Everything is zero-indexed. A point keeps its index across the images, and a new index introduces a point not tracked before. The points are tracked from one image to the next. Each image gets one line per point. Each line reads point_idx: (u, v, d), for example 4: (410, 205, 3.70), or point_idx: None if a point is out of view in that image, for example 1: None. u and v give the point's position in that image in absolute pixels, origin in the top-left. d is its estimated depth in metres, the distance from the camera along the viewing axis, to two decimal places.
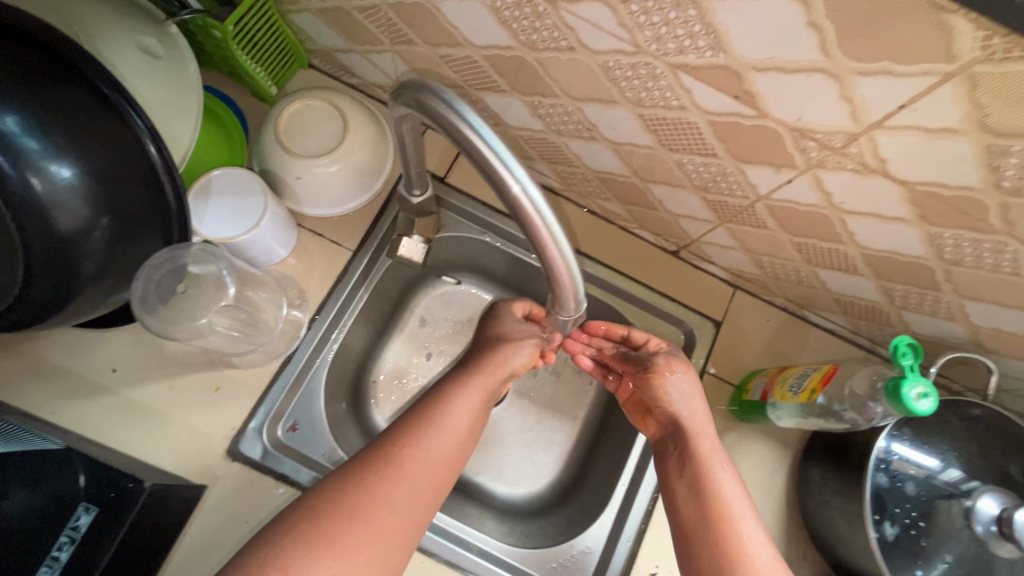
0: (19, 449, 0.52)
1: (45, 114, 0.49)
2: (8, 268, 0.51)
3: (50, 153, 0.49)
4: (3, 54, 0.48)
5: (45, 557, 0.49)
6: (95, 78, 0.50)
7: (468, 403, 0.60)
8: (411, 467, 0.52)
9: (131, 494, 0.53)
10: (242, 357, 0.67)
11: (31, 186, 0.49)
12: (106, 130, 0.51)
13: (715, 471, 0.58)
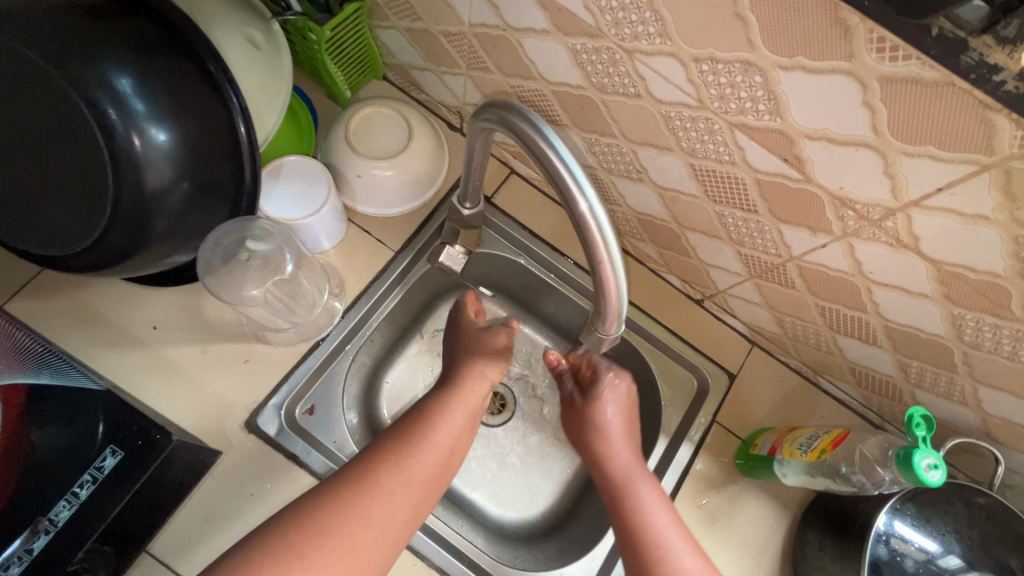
0: (63, 384, 0.55)
1: (157, 82, 0.54)
2: (94, 216, 0.55)
3: (154, 117, 0.54)
4: (133, 25, 0.53)
5: (66, 491, 0.52)
6: (208, 58, 0.55)
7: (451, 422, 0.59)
8: (392, 484, 0.51)
9: (156, 445, 0.55)
10: (276, 333, 0.70)
11: (132, 145, 0.54)
12: (206, 105, 0.55)
13: (631, 485, 0.64)
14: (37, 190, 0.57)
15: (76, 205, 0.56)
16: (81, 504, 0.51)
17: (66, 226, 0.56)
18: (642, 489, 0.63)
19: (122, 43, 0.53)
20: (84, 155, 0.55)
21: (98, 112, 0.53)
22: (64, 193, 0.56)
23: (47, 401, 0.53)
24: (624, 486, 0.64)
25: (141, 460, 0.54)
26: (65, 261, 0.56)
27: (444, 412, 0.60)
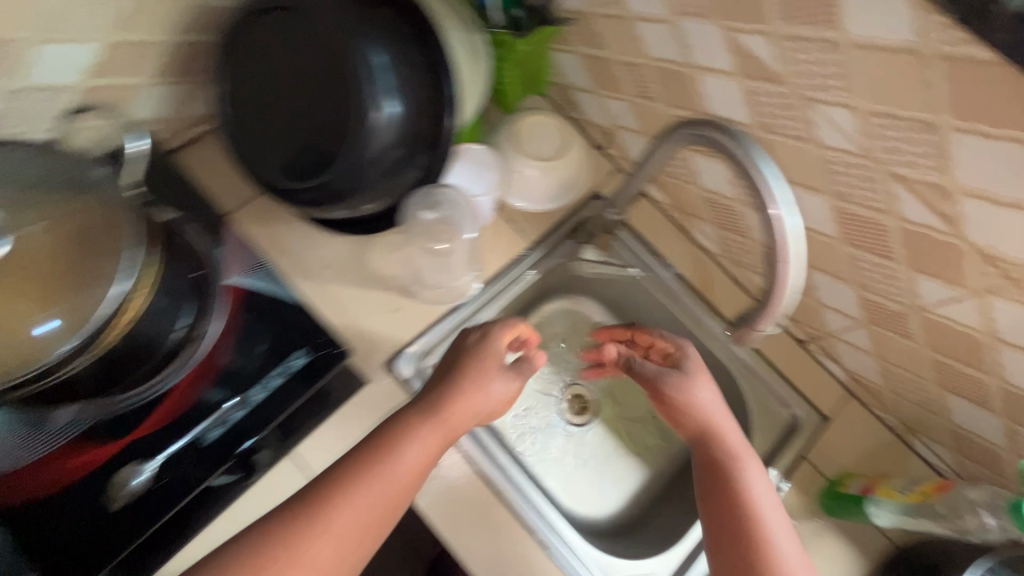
0: (272, 292, 0.68)
1: (394, 62, 0.66)
2: (317, 161, 0.67)
3: (388, 90, 0.65)
4: (388, 20, 0.67)
5: (264, 376, 0.65)
6: (434, 53, 0.68)
7: (423, 445, 0.59)
8: (341, 513, 0.53)
9: (331, 357, 0.67)
10: (424, 290, 0.81)
11: (368, 109, 0.65)
12: (425, 90, 0.68)
13: (747, 480, 0.64)
14: (274, 134, 0.69)
15: (308, 153, 0.67)
16: (272, 389, 0.65)
17: (294, 169, 0.68)
18: (750, 481, 0.64)
19: (379, 32, 0.66)
20: (324, 113, 0.66)
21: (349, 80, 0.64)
22: (299, 140, 0.68)
23: (260, 302, 0.67)
24: (734, 483, 0.64)
25: (323, 365, 0.66)
26: (287, 194, 0.68)
27: (419, 426, 0.60)
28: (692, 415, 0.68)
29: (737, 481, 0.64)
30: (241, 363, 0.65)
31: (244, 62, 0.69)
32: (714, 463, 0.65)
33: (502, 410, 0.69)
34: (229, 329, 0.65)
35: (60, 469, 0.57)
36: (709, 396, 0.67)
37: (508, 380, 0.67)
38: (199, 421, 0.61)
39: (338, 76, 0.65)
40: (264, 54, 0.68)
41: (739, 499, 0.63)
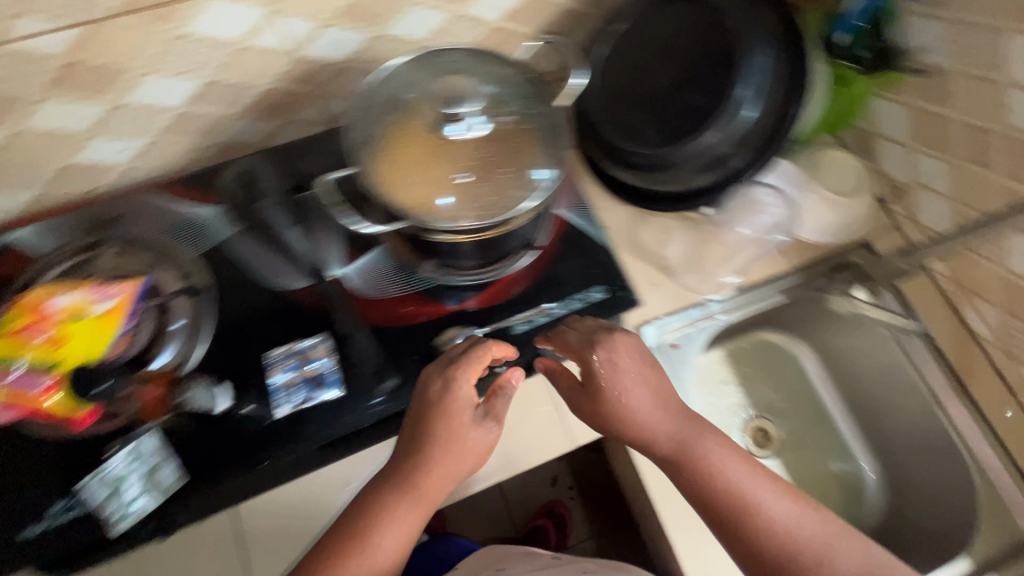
0: (588, 229, 0.76)
1: (772, 69, 0.73)
2: (667, 135, 0.78)
3: (751, 93, 0.73)
4: (778, 31, 0.74)
5: (567, 297, 0.71)
6: (801, 73, 0.73)
7: (433, 464, 0.55)
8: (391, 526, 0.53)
9: (624, 302, 0.71)
10: (684, 277, 0.86)
11: (727, 104, 0.74)
12: (777, 102, 0.74)
13: (713, 471, 0.55)
14: (635, 97, 0.81)
15: (658, 123, 0.79)
16: (571, 310, 0.71)
17: (641, 131, 0.80)
18: (667, 457, 0.56)
19: (766, 42, 0.73)
20: (689, 96, 0.77)
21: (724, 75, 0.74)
22: (655, 110, 0.79)
23: (575, 235, 0.75)
24: (698, 469, 0.55)
25: (619, 303, 0.71)
26: (624, 149, 0.81)
27: (424, 433, 0.56)
28: (632, 419, 0.57)
29: (693, 457, 0.55)
30: (548, 281, 0.72)
31: (637, 37, 0.82)
32: (664, 440, 0.56)
33: (499, 430, 0.59)
34: (552, 249, 0.74)
35: (405, 311, 0.69)
36: (641, 396, 0.58)
37: (476, 411, 0.57)
38: (513, 314, 0.70)
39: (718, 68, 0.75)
40: (650, 44, 0.81)
41: (661, 445, 0.57)
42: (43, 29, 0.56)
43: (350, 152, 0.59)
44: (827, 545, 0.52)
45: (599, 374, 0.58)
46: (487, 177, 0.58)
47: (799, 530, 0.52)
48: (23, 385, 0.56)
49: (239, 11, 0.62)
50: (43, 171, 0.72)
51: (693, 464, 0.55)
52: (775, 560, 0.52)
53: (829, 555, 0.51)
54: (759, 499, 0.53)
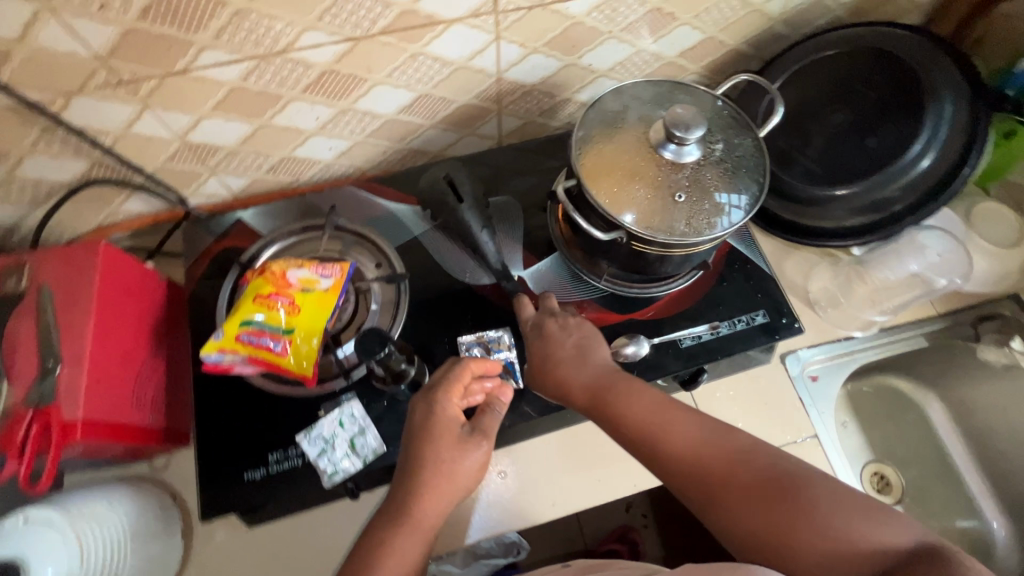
0: (751, 255, 0.79)
1: (946, 124, 0.76)
2: (831, 174, 0.81)
3: (925, 146, 0.77)
4: (963, 93, 0.77)
5: (732, 317, 0.74)
6: (981, 134, 0.75)
7: (443, 456, 0.58)
8: (424, 504, 0.57)
9: (789, 327, 0.74)
10: (828, 312, 0.88)
11: (898, 153, 0.78)
12: (948, 159, 0.77)
13: (565, 340, 0.66)
14: (803, 130, 0.84)
15: (824, 159, 0.82)
16: (736, 330, 0.74)
17: (805, 164, 0.83)
18: (580, 391, 0.63)
19: (949, 102, 0.77)
20: (861, 139, 0.81)
21: (902, 127, 0.78)
22: (821, 147, 0.83)
23: (739, 261, 0.78)
24: (591, 387, 0.63)
25: (782, 328, 0.74)
26: (785, 177, 0.83)
27: (437, 432, 0.59)
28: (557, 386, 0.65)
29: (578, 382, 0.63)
30: (714, 301, 0.75)
31: (816, 74, 0.85)
32: (554, 380, 0.65)
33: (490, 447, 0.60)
34: (717, 270, 0.77)
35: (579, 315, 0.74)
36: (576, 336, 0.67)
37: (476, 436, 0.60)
38: (681, 327, 0.73)
39: (898, 120, 0.79)
40: (824, 81, 0.85)
41: (590, 407, 0.63)
42: (323, 42, 0.65)
43: (571, 151, 0.64)
44: (709, 449, 0.56)
45: (588, 363, 0.65)
46: (700, 202, 0.62)
47: (705, 448, 0.57)
48: (264, 345, 0.64)
49: (470, 36, 0.70)
50: (264, 161, 0.81)
51: (581, 358, 0.65)
52: (707, 488, 0.55)
53: (739, 464, 0.55)
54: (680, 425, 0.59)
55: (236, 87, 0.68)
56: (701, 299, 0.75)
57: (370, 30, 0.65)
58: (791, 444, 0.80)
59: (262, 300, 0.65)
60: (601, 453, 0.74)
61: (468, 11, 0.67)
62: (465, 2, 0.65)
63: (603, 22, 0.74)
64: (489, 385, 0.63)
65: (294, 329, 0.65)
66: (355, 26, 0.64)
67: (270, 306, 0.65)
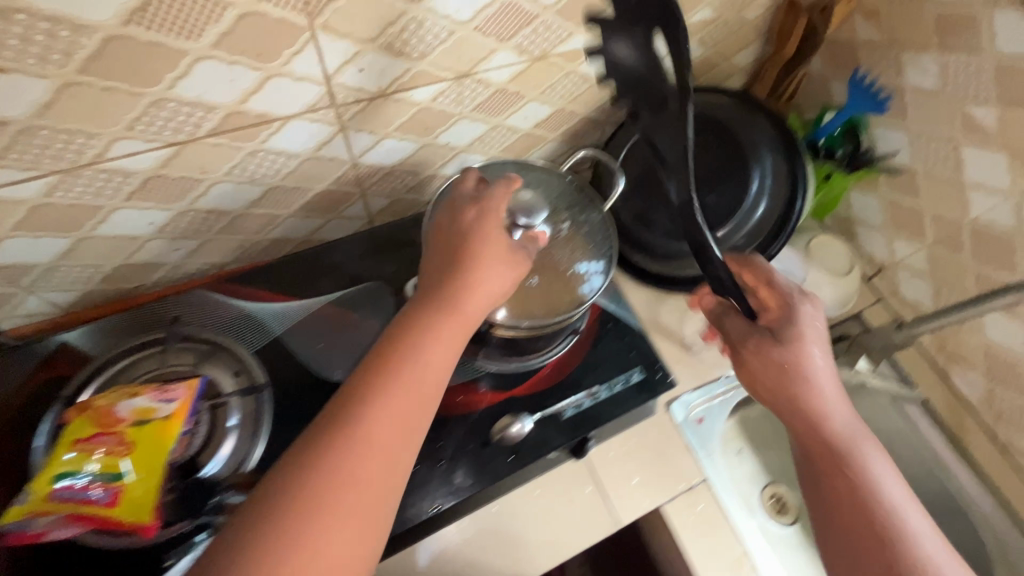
0: (620, 314, 0.82)
1: (769, 176, 0.85)
2: (685, 229, 0.87)
3: (759, 199, 0.85)
4: (781, 151, 0.86)
5: (608, 380, 0.76)
6: (801, 184, 0.85)
7: (428, 350, 0.52)
8: (378, 424, 0.48)
9: (662, 381, 0.76)
10: (703, 354, 0.92)
11: (739, 208, 0.85)
12: (779, 208, 0.85)
13: (810, 365, 0.62)
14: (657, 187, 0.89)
15: (677, 215, 0.87)
16: (614, 392, 0.75)
17: (662, 220, 0.88)
18: (781, 371, 0.62)
19: (772, 160, 0.86)
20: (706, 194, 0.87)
21: (739, 182, 0.86)
22: (674, 203, 0.88)
23: (609, 322, 0.81)
24: (790, 370, 0.62)
25: (658, 383, 0.76)
26: (647, 235, 0.88)
27: (431, 341, 0.52)
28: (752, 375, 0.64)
29: (781, 359, 0.62)
30: (589, 366, 0.77)
31: None
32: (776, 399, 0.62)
33: (481, 286, 0.56)
34: (591, 334, 0.79)
35: (458, 400, 0.73)
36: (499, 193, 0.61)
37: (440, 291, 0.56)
38: (562, 398, 0.74)
39: (735, 176, 0.86)
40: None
41: (776, 398, 0.63)
42: (139, 150, 0.60)
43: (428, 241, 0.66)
44: (898, 498, 0.58)
45: (488, 269, 0.57)
46: (527, 246, 0.61)
47: (859, 505, 0.58)
48: (88, 497, 0.56)
49: (312, 129, 0.68)
50: (96, 272, 0.73)
51: (793, 370, 0.62)
52: (874, 524, 0.57)
53: (898, 516, 0.57)
54: (866, 463, 0.60)
55: (39, 204, 0.60)
56: (576, 366, 0.76)
57: (194, 133, 0.61)
58: (684, 492, 0.82)
59: (82, 446, 0.57)
60: (517, 522, 0.77)
61: (305, 106, 0.64)
62: (298, 99, 0.63)
63: (451, 105, 0.75)
64: (477, 207, 0.60)
65: (126, 472, 0.57)
66: (175, 131, 0.59)
67: (93, 451, 0.57)
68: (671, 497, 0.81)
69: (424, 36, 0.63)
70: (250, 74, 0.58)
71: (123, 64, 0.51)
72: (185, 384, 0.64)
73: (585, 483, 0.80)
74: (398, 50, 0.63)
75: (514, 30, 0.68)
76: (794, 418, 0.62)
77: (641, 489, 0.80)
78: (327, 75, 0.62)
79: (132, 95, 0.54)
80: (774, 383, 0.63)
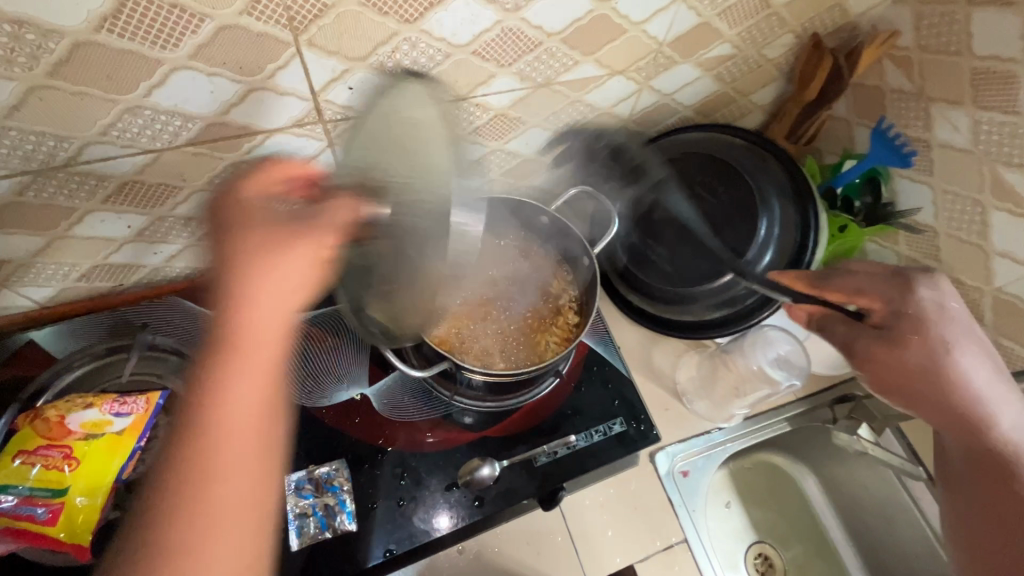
0: (607, 358, 0.78)
1: (777, 224, 0.81)
2: (686, 272, 0.83)
3: (766, 246, 0.80)
4: (792, 198, 0.82)
5: (587, 428, 0.72)
6: (812, 233, 0.80)
7: (264, 259, 0.46)
8: (232, 404, 0.41)
9: (645, 435, 0.72)
10: (695, 403, 0.87)
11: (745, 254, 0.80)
12: (787, 256, 0.81)
13: (956, 362, 0.58)
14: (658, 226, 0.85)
15: (679, 256, 0.83)
16: (592, 442, 0.71)
17: (663, 261, 0.84)
18: (925, 354, 0.58)
19: (781, 206, 0.82)
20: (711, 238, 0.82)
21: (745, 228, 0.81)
22: (676, 245, 0.84)
23: (595, 365, 0.77)
24: (926, 375, 0.58)
25: (639, 437, 0.72)
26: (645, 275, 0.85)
27: (262, 265, 0.46)
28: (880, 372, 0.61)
29: (914, 363, 0.59)
30: (569, 411, 0.73)
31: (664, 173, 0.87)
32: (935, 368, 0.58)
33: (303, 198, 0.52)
34: (572, 377, 0.75)
35: (426, 437, 0.70)
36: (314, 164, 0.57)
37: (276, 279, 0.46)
38: (536, 444, 0.71)
39: (741, 220, 0.82)
40: (671, 182, 0.87)
41: (918, 377, 0.59)
42: (115, 155, 0.58)
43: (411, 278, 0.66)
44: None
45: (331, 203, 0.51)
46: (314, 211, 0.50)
47: None
48: (25, 513, 0.54)
49: (299, 143, 0.65)
50: (72, 271, 0.69)
51: (931, 364, 0.58)
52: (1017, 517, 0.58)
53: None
54: (999, 426, 0.59)
55: (10, 203, 0.58)
56: (555, 411, 0.73)
57: (174, 142, 0.59)
58: (661, 551, 0.78)
59: (29, 457, 0.56)
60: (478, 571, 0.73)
61: (291, 121, 0.62)
62: (284, 113, 0.61)
63: (447, 127, 0.72)
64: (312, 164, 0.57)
65: (70, 489, 0.55)
66: (152, 139, 0.58)
67: (39, 464, 0.55)
68: (647, 555, 0.77)
69: (419, 58, 0.60)
70: (232, 87, 0.55)
71: (96, 70, 0.49)
72: (145, 397, 0.61)
73: (557, 531, 0.76)
74: (391, 70, 0.60)
75: (516, 57, 0.65)
76: (989, 361, 0.60)
77: (616, 542, 0.77)
78: (314, 91, 0.59)
79: (108, 101, 0.52)
80: (904, 378, 0.59)
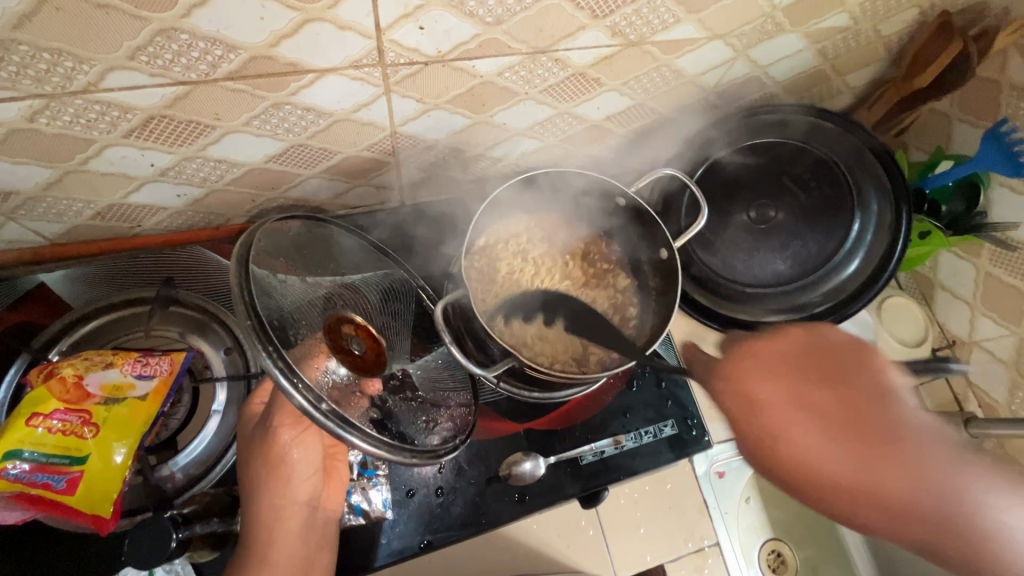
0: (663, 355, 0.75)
1: (870, 229, 0.77)
2: (756, 269, 0.78)
3: (850, 255, 0.78)
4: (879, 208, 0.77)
5: (634, 428, 0.70)
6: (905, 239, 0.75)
7: (289, 445, 0.55)
8: (292, 496, 0.56)
9: (698, 442, 0.71)
10: None
11: (823, 258, 0.78)
12: (871, 263, 0.77)
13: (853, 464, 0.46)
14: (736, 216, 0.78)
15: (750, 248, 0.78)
16: (641, 443, 0.70)
17: (731, 252, 0.78)
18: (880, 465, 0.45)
19: (869, 211, 0.78)
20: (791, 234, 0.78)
21: (832, 231, 0.78)
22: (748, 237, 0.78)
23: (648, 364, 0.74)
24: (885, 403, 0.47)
25: (691, 442, 0.71)
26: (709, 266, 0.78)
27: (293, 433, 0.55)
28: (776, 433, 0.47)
29: (863, 387, 0.47)
30: (617, 410, 0.71)
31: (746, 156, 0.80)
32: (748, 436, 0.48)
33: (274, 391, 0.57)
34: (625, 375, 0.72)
35: None
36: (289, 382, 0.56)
37: (297, 438, 0.56)
38: (583, 443, 0.69)
39: (827, 225, 0.78)
40: (764, 167, 0.79)
41: (803, 483, 0.47)
42: (142, 83, 0.49)
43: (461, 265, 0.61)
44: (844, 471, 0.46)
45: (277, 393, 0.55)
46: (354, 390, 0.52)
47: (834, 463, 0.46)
48: (39, 481, 0.49)
49: (351, 88, 0.56)
50: (86, 208, 0.62)
51: (901, 450, 0.45)
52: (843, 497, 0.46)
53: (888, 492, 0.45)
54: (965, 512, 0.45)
55: (21, 129, 0.50)
56: (605, 408, 0.71)
57: (209, 74, 0.50)
58: (692, 552, 0.76)
59: (45, 420, 0.50)
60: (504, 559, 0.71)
61: (346, 61, 0.53)
62: (339, 52, 0.51)
63: (517, 83, 0.63)
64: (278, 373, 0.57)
65: (91, 457, 0.51)
66: (186, 69, 0.49)
67: (55, 428, 0.50)
68: (678, 555, 0.76)
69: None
70: (285, 14, 0.46)
71: None
72: (168, 359, 0.56)
73: (588, 524, 0.74)
74: (470, 10, 0.51)
75: (613, 8, 0.56)
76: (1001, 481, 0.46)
77: (648, 540, 0.75)
78: (379, 28, 0.50)
79: (135, 18, 0.43)
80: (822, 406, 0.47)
